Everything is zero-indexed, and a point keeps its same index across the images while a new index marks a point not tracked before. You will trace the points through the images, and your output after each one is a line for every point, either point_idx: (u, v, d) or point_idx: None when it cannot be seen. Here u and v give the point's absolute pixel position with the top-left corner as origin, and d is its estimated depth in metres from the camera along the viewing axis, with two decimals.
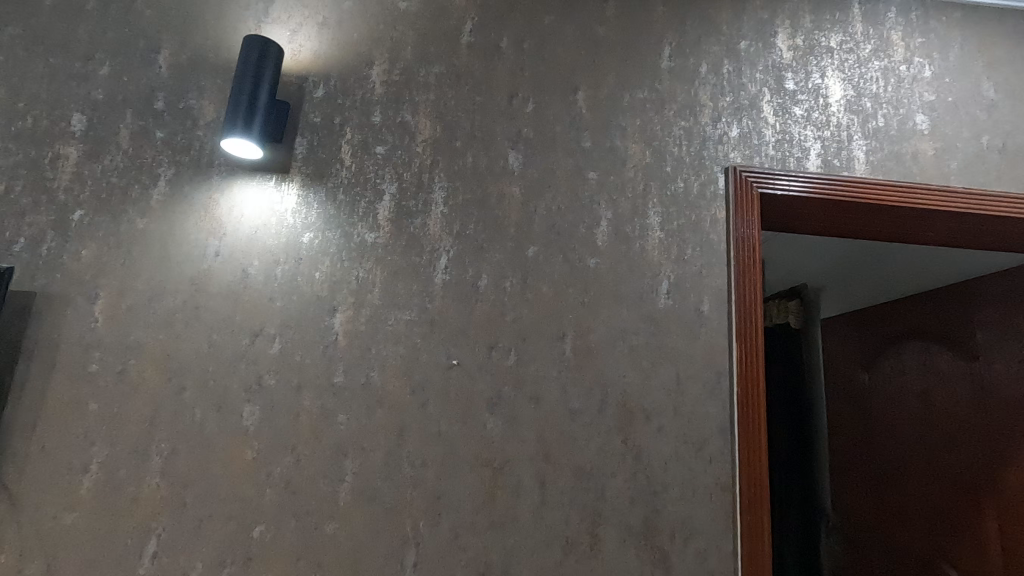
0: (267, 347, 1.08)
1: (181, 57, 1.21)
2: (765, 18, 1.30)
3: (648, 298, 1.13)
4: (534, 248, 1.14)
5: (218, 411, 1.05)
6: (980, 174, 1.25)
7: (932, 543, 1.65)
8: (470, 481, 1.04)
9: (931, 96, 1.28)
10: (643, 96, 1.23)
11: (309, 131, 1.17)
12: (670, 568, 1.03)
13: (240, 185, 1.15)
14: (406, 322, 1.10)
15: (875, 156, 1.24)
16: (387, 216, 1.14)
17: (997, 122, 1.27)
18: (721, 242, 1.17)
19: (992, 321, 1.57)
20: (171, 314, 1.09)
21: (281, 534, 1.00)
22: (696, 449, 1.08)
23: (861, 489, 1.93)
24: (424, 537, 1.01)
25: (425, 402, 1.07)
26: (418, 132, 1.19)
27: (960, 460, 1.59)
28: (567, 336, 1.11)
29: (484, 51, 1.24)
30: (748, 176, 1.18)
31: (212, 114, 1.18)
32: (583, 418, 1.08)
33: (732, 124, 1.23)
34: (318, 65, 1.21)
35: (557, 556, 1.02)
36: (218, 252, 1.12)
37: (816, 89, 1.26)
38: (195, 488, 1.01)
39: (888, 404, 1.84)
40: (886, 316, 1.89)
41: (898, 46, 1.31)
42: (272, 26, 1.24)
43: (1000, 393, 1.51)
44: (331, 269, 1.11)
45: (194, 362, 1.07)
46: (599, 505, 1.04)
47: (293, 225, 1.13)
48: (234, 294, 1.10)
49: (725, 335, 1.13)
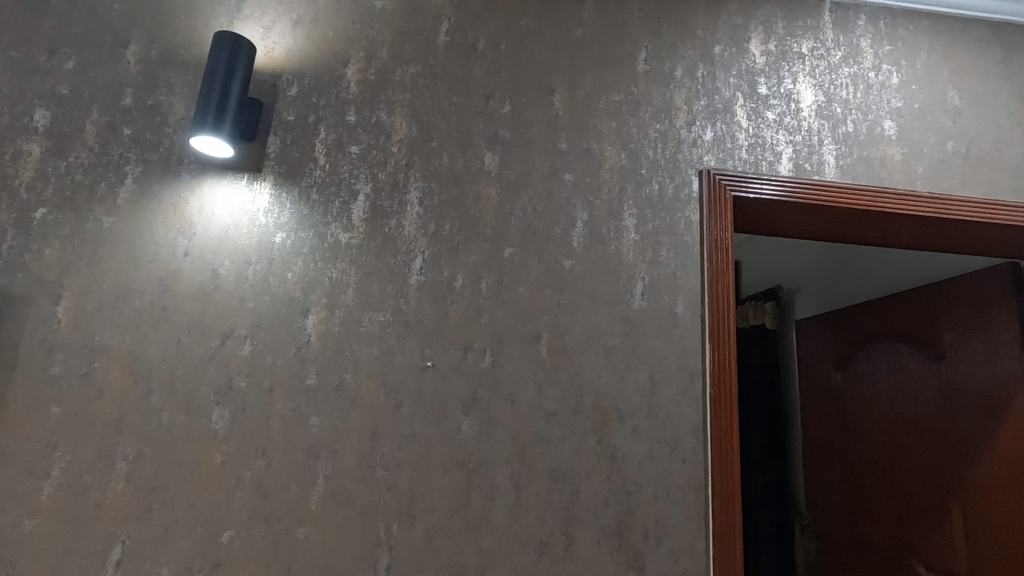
0: (238, 348, 1.06)
1: (151, 53, 1.18)
2: (738, 23, 1.32)
3: (623, 299, 1.14)
4: (510, 249, 1.14)
5: (187, 414, 1.03)
6: (946, 178, 1.28)
7: (900, 540, 1.70)
8: (444, 483, 1.04)
9: (898, 103, 1.31)
10: (619, 99, 1.24)
11: (282, 129, 1.16)
12: (643, 568, 1.03)
13: (211, 184, 1.13)
14: (380, 323, 1.09)
15: (845, 160, 1.26)
16: (362, 216, 1.13)
17: (961, 129, 1.31)
18: (695, 244, 1.18)
19: (957, 323, 1.62)
20: (138, 315, 1.06)
21: (251, 539, 0.98)
22: (670, 450, 1.09)
23: (832, 487, 1.96)
24: (398, 540, 1.01)
25: (399, 404, 1.06)
26: (393, 131, 1.18)
27: (927, 459, 1.64)
28: (543, 337, 1.11)
29: (461, 51, 1.24)
30: (721, 179, 1.20)
31: (182, 111, 1.16)
32: (558, 418, 1.08)
33: (707, 128, 1.24)
34: (293, 64, 1.19)
35: (532, 557, 1.02)
36: (187, 251, 1.09)
37: (788, 94, 1.28)
38: (162, 493, 0.99)
39: (857, 403, 1.87)
40: (856, 316, 1.92)
41: (867, 53, 1.33)
42: (245, 22, 1.22)
43: (967, 393, 1.56)
44: (304, 271, 1.10)
45: (161, 365, 1.04)
46: (574, 506, 1.05)
47: (266, 225, 1.11)
48: (204, 294, 1.08)
49: (699, 336, 1.14)
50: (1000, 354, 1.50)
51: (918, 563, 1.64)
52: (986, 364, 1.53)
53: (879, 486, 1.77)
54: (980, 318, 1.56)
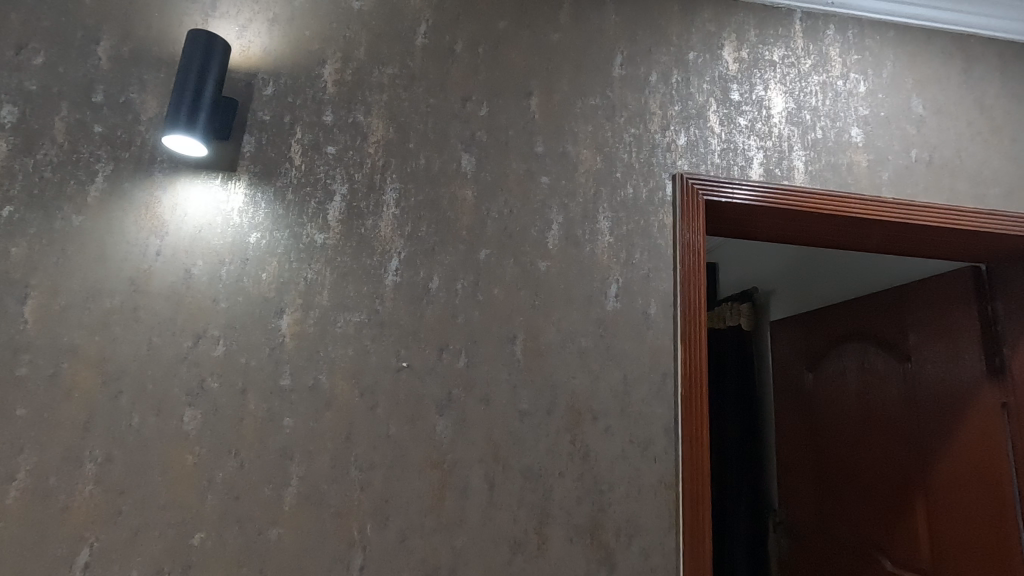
0: (211, 348, 1.05)
1: (122, 49, 1.16)
2: (712, 30, 1.34)
3: (597, 300, 1.16)
4: (486, 250, 1.15)
5: (158, 415, 1.02)
6: (909, 185, 1.32)
7: (868, 536, 1.75)
8: (419, 483, 1.04)
9: (865, 111, 1.35)
10: (595, 104, 1.26)
11: (257, 129, 1.15)
12: (615, 567, 1.05)
13: (184, 183, 1.12)
14: (355, 324, 1.09)
15: (814, 166, 1.29)
16: (337, 216, 1.13)
17: (925, 137, 1.35)
18: (668, 247, 1.20)
19: (920, 324, 1.67)
20: (108, 315, 1.05)
21: (222, 540, 0.98)
22: (642, 449, 1.11)
23: (804, 484, 2.01)
24: (372, 541, 1.01)
25: (374, 404, 1.06)
26: (370, 132, 1.18)
27: (893, 457, 1.69)
28: (518, 338, 1.12)
29: (438, 53, 1.24)
30: (694, 183, 1.22)
31: (155, 109, 1.15)
32: (532, 418, 1.09)
33: (681, 132, 1.26)
34: (268, 63, 1.19)
35: (505, 557, 1.03)
36: (159, 251, 1.08)
37: (759, 101, 1.31)
38: (131, 496, 0.98)
39: (828, 402, 1.92)
40: (827, 318, 1.96)
41: (835, 62, 1.37)
42: (220, 20, 1.21)
43: (929, 393, 1.61)
44: (278, 271, 1.10)
45: (132, 365, 1.03)
46: (547, 505, 1.06)
47: (239, 225, 1.11)
48: (176, 294, 1.07)
49: (671, 337, 1.16)
50: (961, 355, 1.55)
51: (885, 560, 1.69)
52: (948, 364, 1.58)
53: (850, 484, 1.82)
54: (942, 320, 1.61)
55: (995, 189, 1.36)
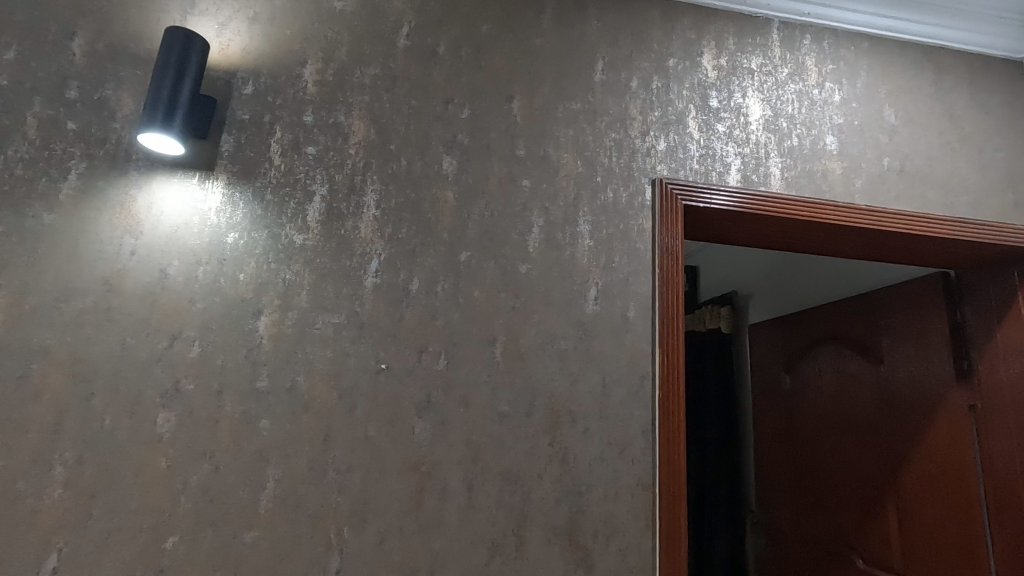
0: (186, 349, 1.04)
1: (97, 45, 1.14)
2: (692, 38, 1.36)
3: (577, 303, 1.17)
4: (467, 253, 1.16)
5: (131, 418, 1.00)
6: (881, 192, 1.35)
7: (841, 535, 1.79)
8: (397, 486, 1.04)
9: (840, 120, 1.38)
10: (576, 108, 1.27)
11: (236, 128, 1.14)
12: (592, 567, 1.06)
13: (160, 182, 1.10)
14: (334, 326, 1.08)
15: (790, 173, 1.32)
16: (317, 217, 1.12)
17: (897, 146, 1.39)
18: (647, 251, 1.22)
19: (893, 329, 1.70)
20: (80, 315, 1.03)
21: (196, 544, 0.97)
22: (620, 451, 1.12)
23: (781, 485, 2.04)
24: (349, 543, 1.00)
25: (353, 406, 1.06)
26: (351, 133, 1.17)
27: (867, 458, 1.73)
28: (497, 341, 1.13)
29: (420, 55, 1.24)
30: (673, 188, 1.24)
31: (131, 107, 1.13)
32: (511, 420, 1.09)
33: (660, 138, 1.28)
34: (248, 62, 1.18)
35: (483, 559, 1.03)
36: (134, 250, 1.07)
37: (737, 108, 1.33)
38: (102, 500, 0.96)
39: (805, 405, 1.95)
40: (804, 322, 1.99)
41: (811, 71, 1.40)
42: (199, 18, 1.20)
43: (901, 396, 1.65)
44: (256, 272, 1.09)
45: (104, 366, 1.01)
46: (526, 507, 1.07)
47: (217, 225, 1.10)
48: (151, 294, 1.05)
49: (649, 340, 1.17)
50: (933, 358, 1.58)
51: (858, 559, 1.72)
52: (919, 368, 1.62)
53: (825, 485, 1.85)
54: (913, 325, 1.64)
55: (963, 198, 1.39)
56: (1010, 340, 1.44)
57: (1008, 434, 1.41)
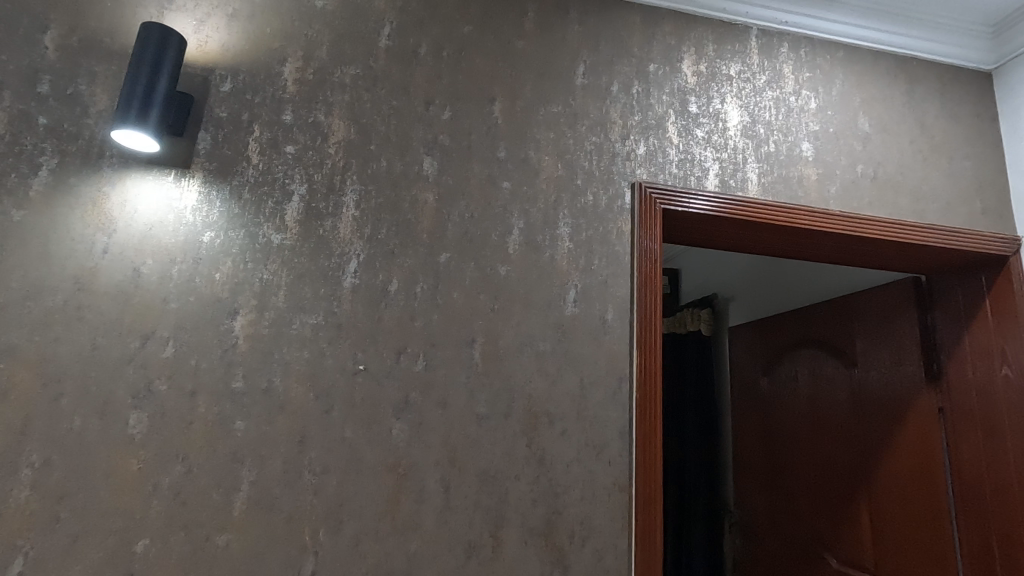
0: (159, 349, 1.02)
1: (71, 39, 1.12)
2: (672, 43, 1.38)
3: (556, 305, 1.17)
4: (447, 254, 1.15)
5: (101, 419, 0.98)
6: (855, 199, 1.38)
7: (815, 535, 1.82)
8: (374, 487, 1.03)
9: (815, 127, 1.40)
10: (557, 111, 1.27)
11: (213, 126, 1.13)
12: (568, 568, 1.07)
13: (135, 179, 1.09)
14: (312, 326, 1.08)
15: (767, 178, 1.34)
16: (296, 217, 1.12)
17: (870, 153, 1.42)
18: (626, 254, 1.23)
19: (866, 333, 1.73)
20: (49, 315, 1.01)
21: (167, 547, 0.95)
22: (597, 452, 1.12)
23: (758, 485, 2.07)
24: (324, 545, 1.00)
25: (329, 407, 1.05)
26: (331, 133, 1.17)
27: (840, 458, 1.76)
28: (476, 342, 1.13)
29: (401, 56, 1.24)
30: (652, 192, 1.25)
31: (104, 102, 1.11)
32: (489, 422, 1.10)
33: (640, 142, 1.29)
34: (226, 59, 1.17)
35: (459, 560, 1.03)
36: (107, 248, 1.05)
37: (716, 114, 1.35)
38: (70, 502, 0.95)
39: (781, 406, 1.99)
40: (781, 325, 2.02)
41: (788, 78, 1.43)
42: (177, 14, 1.19)
43: (874, 398, 1.68)
44: (233, 271, 1.07)
45: (74, 366, 0.99)
46: (503, 508, 1.07)
47: (193, 223, 1.08)
48: (123, 293, 1.04)
49: (627, 342, 1.19)
50: (903, 361, 1.62)
51: (832, 559, 1.75)
52: (891, 371, 1.65)
53: (801, 486, 1.88)
54: (886, 329, 1.68)
55: (933, 205, 1.43)
56: (976, 343, 1.48)
57: (975, 435, 1.44)
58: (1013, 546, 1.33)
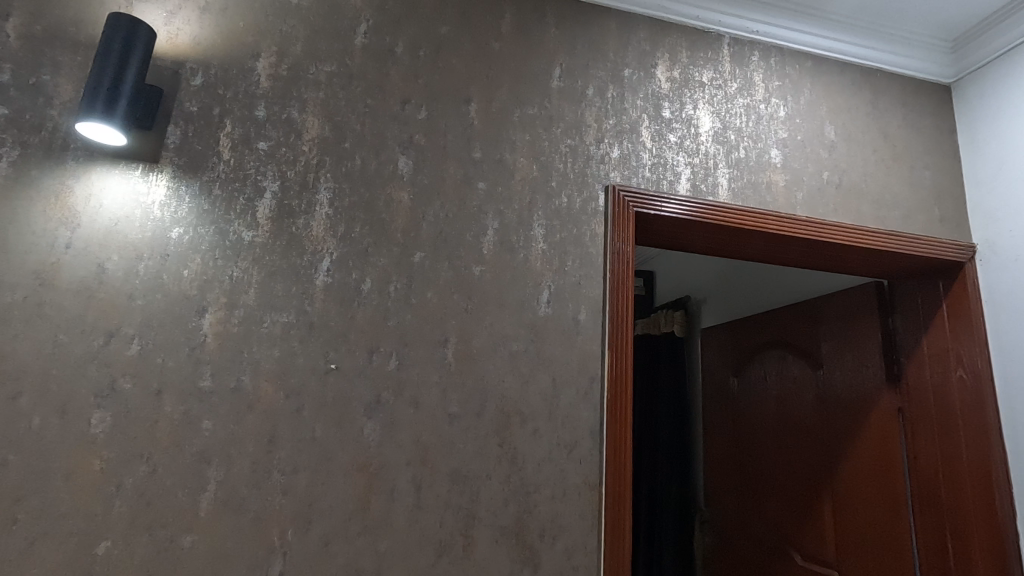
0: (124, 347, 1.00)
1: (34, 27, 1.09)
2: (647, 49, 1.40)
3: (529, 306, 1.18)
4: (421, 253, 1.16)
5: (62, 418, 0.96)
6: (821, 205, 1.42)
7: (780, 533, 1.87)
8: (344, 487, 1.03)
9: (784, 134, 1.44)
10: (533, 113, 1.29)
11: (183, 120, 1.11)
12: (538, 567, 1.08)
13: (100, 174, 1.06)
14: (283, 325, 1.07)
15: (736, 183, 1.37)
16: (268, 215, 1.10)
17: (836, 161, 1.46)
18: (599, 256, 1.24)
19: (831, 335, 1.78)
20: (6, 311, 0.98)
21: (130, 549, 0.94)
22: (568, 451, 1.14)
23: (728, 484, 2.12)
24: (293, 545, 0.99)
25: (300, 406, 1.04)
26: (304, 130, 1.16)
27: (805, 457, 1.81)
28: (449, 341, 1.13)
29: (378, 54, 1.23)
30: (625, 195, 1.27)
31: (69, 94, 1.08)
32: (462, 421, 1.10)
33: (614, 146, 1.31)
34: (198, 52, 1.14)
35: (430, 558, 1.04)
36: (70, 243, 1.02)
37: (689, 119, 1.38)
38: (27, 503, 0.92)
39: (750, 407, 2.04)
40: (750, 326, 2.07)
41: (758, 86, 1.46)
42: (146, 5, 1.16)
43: (837, 399, 1.73)
44: (202, 268, 1.06)
45: (33, 364, 0.97)
46: (474, 506, 1.07)
47: (160, 219, 1.06)
48: (86, 289, 1.01)
49: (599, 342, 1.20)
50: (866, 363, 1.67)
51: (796, 554, 1.80)
52: (853, 373, 1.71)
53: (768, 484, 1.93)
54: (850, 332, 1.73)
55: (895, 212, 1.48)
56: (934, 347, 1.53)
57: (931, 437, 1.50)
58: (966, 545, 1.39)
